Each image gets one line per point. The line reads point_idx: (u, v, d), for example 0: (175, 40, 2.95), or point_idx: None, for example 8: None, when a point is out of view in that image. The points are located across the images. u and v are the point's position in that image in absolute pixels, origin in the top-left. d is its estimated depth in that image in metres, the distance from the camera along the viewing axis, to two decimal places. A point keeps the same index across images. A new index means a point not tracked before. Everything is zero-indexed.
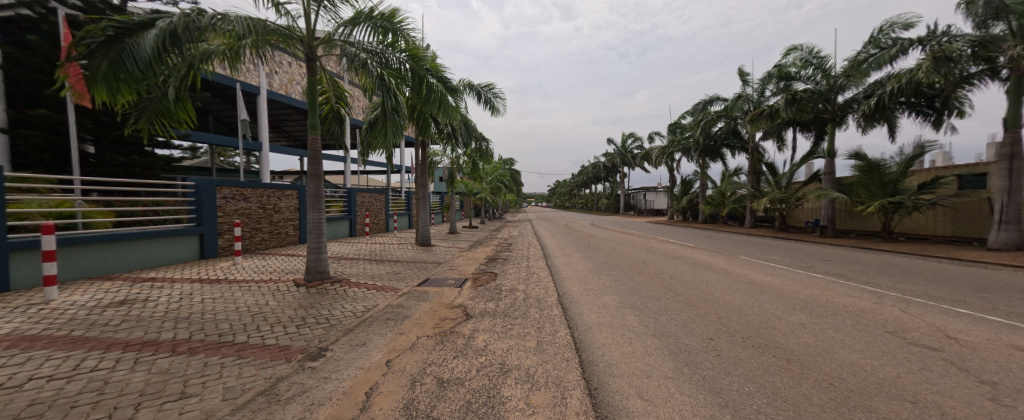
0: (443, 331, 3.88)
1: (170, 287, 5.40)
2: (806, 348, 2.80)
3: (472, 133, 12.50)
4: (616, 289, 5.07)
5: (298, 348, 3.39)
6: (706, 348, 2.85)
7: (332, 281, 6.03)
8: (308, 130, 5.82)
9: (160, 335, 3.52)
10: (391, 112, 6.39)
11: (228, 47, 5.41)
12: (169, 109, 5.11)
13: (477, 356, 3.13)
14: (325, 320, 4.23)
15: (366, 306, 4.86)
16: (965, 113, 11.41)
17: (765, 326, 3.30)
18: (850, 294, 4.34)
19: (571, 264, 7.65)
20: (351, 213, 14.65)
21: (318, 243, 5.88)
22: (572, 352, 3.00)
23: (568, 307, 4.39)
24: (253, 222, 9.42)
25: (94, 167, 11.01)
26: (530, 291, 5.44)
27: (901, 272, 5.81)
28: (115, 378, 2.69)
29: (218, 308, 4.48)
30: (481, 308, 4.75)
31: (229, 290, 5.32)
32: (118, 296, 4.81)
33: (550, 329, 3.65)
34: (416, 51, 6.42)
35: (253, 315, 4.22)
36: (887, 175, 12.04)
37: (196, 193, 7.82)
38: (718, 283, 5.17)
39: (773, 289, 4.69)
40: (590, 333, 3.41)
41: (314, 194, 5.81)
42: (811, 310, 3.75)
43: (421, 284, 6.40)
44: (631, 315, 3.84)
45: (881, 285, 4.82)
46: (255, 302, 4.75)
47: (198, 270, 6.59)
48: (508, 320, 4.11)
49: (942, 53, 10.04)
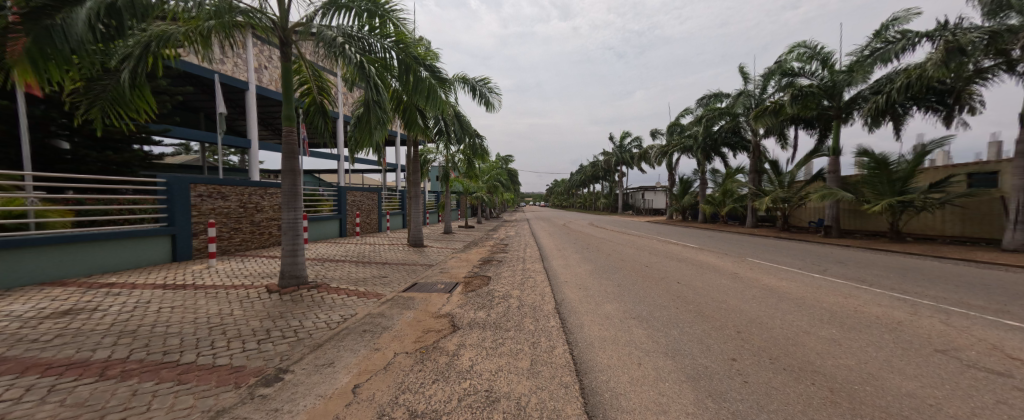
0: (424, 347, 3.40)
1: (128, 294, 4.88)
2: (850, 373, 2.35)
3: (467, 130, 11.65)
4: (619, 296, 4.61)
5: (252, 370, 2.91)
6: (730, 374, 2.40)
7: (310, 286, 5.53)
8: (283, 122, 5.33)
9: (94, 354, 3.03)
10: (374, 105, 5.83)
11: (191, 27, 4.88)
12: (125, 97, 4.64)
13: (461, 380, 2.67)
14: (292, 333, 3.74)
15: (342, 316, 4.38)
16: (978, 109, 11.00)
17: (794, 343, 2.85)
18: (878, 303, 3.90)
19: (571, 267, 7.18)
20: (341, 212, 14.12)
21: (294, 245, 5.38)
22: (572, 377, 2.54)
23: (567, 316, 3.95)
24: (233, 222, 8.93)
25: (69, 165, 10.44)
26: (526, 298, 4.97)
27: (925, 277, 5.39)
28: (15, 413, 2.19)
29: (173, 319, 3.98)
30: (469, 317, 4.27)
31: (192, 297, 4.82)
32: (63, 306, 4.28)
33: (546, 345, 3.19)
34: (403, 37, 5.95)
35: (212, 329, 3.74)
36: (894, 174, 11.71)
37: (167, 191, 7.32)
38: (732, 289, 4.70)
39: (792, 296, 4.25)
40: (592, 350, 2.97)
41: (290, 192, 5.30)
42: (841, 322, 3.31)
43: (408, 289, 5.94)
44: (638, 328, 3.39)
45: (908, 291, 4.40)
46: (218, 312, 4.26)
47: (165, 274, 6.06)
48: (499, 334, 3.64)
49: (956, 45, 9.62)
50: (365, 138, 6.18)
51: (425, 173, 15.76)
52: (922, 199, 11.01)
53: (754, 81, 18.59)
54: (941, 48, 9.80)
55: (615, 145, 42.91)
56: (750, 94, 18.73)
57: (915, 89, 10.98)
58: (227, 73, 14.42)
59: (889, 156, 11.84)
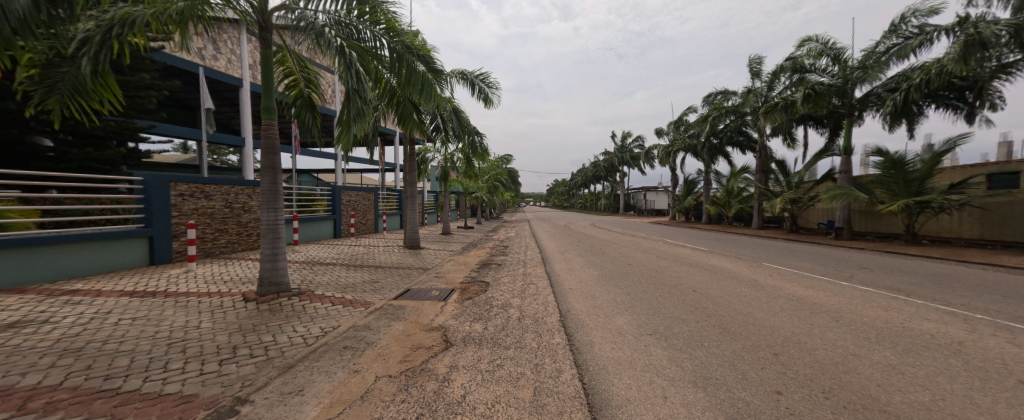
0: (410, 369, 2.95)
1: (89, 303, 4.42)
2: (929, 414, 1.89)
3: (466, 127, 11.46)
4: (630, 307, 4.17)
5: (204, 400, 2.45)
6: (779, 411, 1.96)
7: (291, 294, 5.08)
8: (262, 114, 4.88)
9: (20, 380, 2.57)
10: (355, 95, 5.43)
11: (159, 9, 4.43)
12: (89, 87, 4.32)
13: (449, 415, 2.19)
14: (262, 351, 3.27)
15: (323, 328, 3.93)
16: (1000, 106, 10.48)
17: (847, 371, 2.40)
18: (925, 318, 3.45)
19: (574, 273, 6.72)
20: (335, 212, 13.68)
21: (274, 248, 4.93)
22: (583, 413, 2.10)
23: (573, 332, 3.49)
24: (218, 223, 8.52)
25: (49, 162, 9.99)
26: (527, 308, 4.52)
27: (963, 285, 4.93)
28: None
29: (130, 333, 3.53)
30: (464, 331, 3.82)
31: (160, 307, 4.36)
32: (10, 317, 3.81)
33: (551, 368, 2.75)
34: (394, 24, 5.51)
35: (171, 346, 3.28)
36: (910, 174, 11.28)
37: (145, 190, 6.91)
38: (756, 300, 4.23)
39: (825, 308, 3.80)
40: (605, 376, 2.54)
41: (269, 191, 4.88)
42: (893, 343, 2.85)
43: (400, 296, 5.52)
44: (657, 348, 2.93)
45: (953, 302, 3.95)
46: (184, 325, 3.82)
47: (138, 280, 5.61)
48: (497, 352, 3.19)
49: (975, 38, 9.20)
50: (344, 130, 5.82)
51: (423, 172, 15.36)
52: (940, 200, 10.59)
53: (762, 78, 18.11)
54: (960, 42, 9.40)
55: (616, 145, 42.75)
56: (758, 91, 18.17)
57: (934, 85, 10.52)
58: (220, 69, 14.18)
59: (905, 155, 11.38)
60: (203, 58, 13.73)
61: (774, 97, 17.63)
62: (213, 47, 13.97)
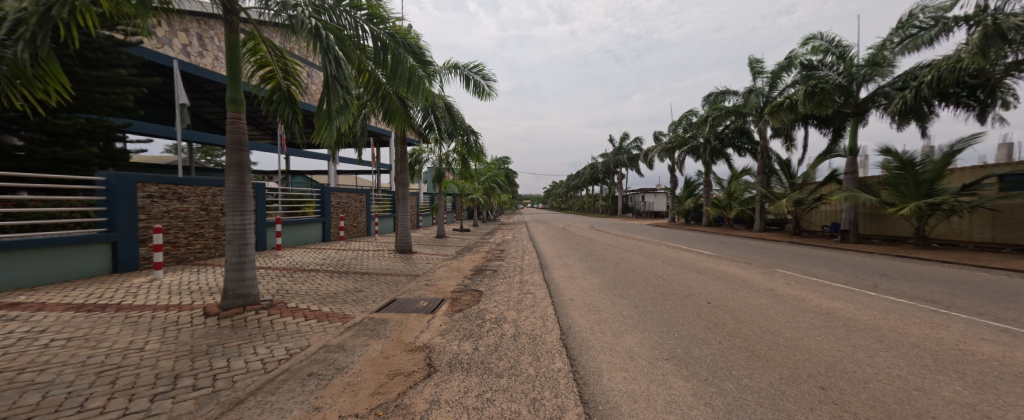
0: (381, 406, 2.43)
1: (23, 320, 3.86)
2: None
3: (460, 124, 11.02)
4: (640, 324, 3.70)
5: None
6: None
7: (259, 307, 4.57)
8: (227, 106, 4.39)
9: None
10: (336, 85, 4.92)
11: None
12: (27, 71, 3.76)
13: None
14: (208, 382, 2.75)
15: (289, 349, 3.43)
16: (1012, 104, 10.23)
17: (920, 413, 1.93)
18: (980, 338, 2.99)
19: (574, 281, 6.22)
20: (325, 215, 13.17)
21: (241, 256, 4.44)
22: None
23: (576, 355, 3.02)
24: (192, 227, 8.01)
25: (17, 162, 9.42)
26: (523, 323, 4.03)
27: (1000, 295, 4.48)
28: None
29: (58, 359, 3.01)
30: (451, 353, 3.33)
31: (104, 325, 3.82)
32: None
33: (552, 405, 2.25)
34: (377, 10, 4.99)
35: (100, 376, 2.74)
36: (921, 176, 10.92)
37: (106, 190, 6.36)
38: (779, 314, 3.78)
39: (861, 325, 3.34)
40: (618, 417, 2.05)
41: (235, 191, 4.37)
42: (959, 374, 2.38)
43: (384, 308, 5.03)
44: (678, 379, 2.46)
45: (1005, 318, 3.50)
46: (126, 346, 3.30)
47: (91, 291, 5.05)
48: (487, 382, 2.70)
49: (994, 29, 8.88)
50: (325, 124, 5.36)
51: (416, 173, 14.87)
52: (951, 202, 10.28)
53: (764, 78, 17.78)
54: (978, 33, 9.06)
55: (615, 146, 42.51)
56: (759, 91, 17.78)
57: (947, 82, 10.21)
58: (207, 67, 13.96)
59: (915, 155, 11.04)
60: (188, 54, 13.32)
61: (775, 97, 17.31)
62: (199, 43, 13.65)
